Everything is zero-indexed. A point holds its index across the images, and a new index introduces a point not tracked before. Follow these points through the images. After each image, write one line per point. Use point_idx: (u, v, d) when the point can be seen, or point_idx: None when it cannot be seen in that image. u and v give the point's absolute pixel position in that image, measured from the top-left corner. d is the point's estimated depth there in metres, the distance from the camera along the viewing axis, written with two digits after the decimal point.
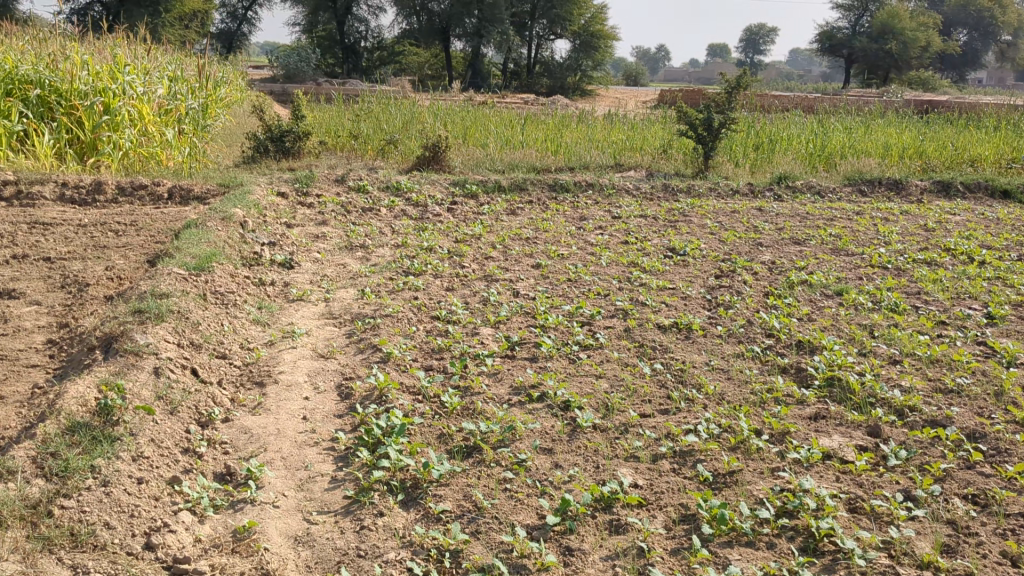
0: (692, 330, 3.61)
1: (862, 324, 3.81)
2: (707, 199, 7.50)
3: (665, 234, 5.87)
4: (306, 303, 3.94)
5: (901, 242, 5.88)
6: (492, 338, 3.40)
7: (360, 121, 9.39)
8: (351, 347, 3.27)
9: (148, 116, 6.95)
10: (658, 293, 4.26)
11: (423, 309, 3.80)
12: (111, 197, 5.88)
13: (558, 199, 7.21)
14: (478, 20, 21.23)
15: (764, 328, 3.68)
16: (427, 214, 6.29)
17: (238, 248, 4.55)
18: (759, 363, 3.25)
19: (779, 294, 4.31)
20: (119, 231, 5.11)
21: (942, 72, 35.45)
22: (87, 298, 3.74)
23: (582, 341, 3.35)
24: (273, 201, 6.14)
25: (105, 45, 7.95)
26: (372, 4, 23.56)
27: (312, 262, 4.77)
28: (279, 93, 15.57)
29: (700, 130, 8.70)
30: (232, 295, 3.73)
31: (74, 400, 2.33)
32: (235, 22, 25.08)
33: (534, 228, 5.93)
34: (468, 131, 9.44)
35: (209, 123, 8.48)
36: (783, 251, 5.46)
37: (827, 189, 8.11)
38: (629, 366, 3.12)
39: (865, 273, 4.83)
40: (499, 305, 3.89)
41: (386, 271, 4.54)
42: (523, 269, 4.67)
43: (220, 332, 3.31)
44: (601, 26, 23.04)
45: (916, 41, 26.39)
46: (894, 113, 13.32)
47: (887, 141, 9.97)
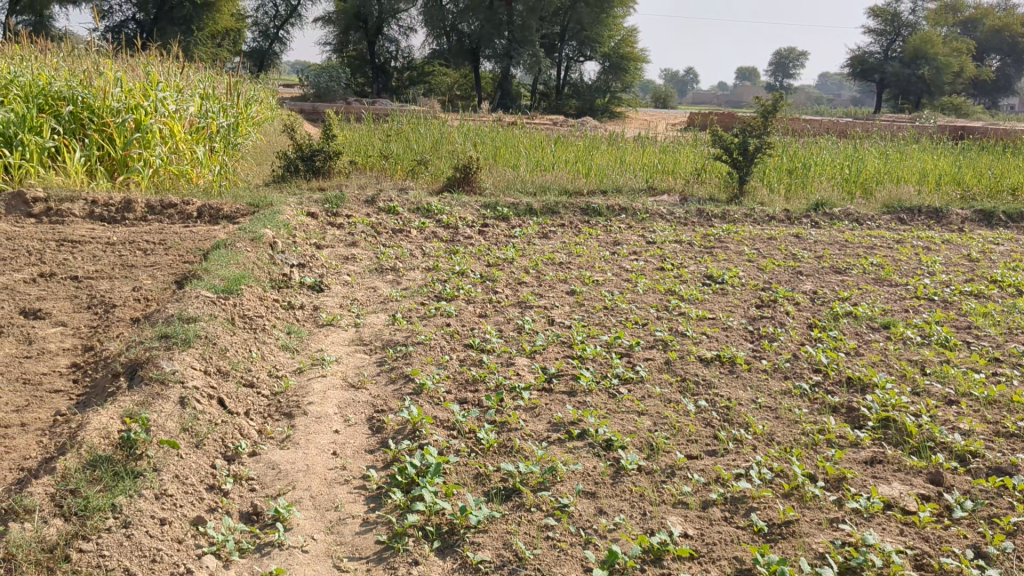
0: (735, 364, 3.47)
1: (913, 360, 3.65)
2: (742, 225, 7.35)
3: (702, 261, 5.74)
4: (335, 328, 3.84)
5: (945, 272, 5.71)
6: (528, 369, 3.27)
7: (390, 141, 9.34)
8: (382, 376, 3.16)
9: (179, 134, 6.93)
10: (698, 323, 4.13)
11: (455, 337, 3.69)
12: (140, 215, 5.83)
13: (590, 222, 7.10)
14: (508, 42, 21.22)
15: (810, 364, 3.53)
16: (459, 237, 6.20)
17: (267, 270, 4.47)
18: (808, 402, 3.10)
19: (823, 327, 4.16)
20: (148, 250, 5.06)
21: (974, 98, 35.15)
22: (114, 320, 3.67)
23: (622, 374, 3.22)
24: (302, 221, 6.08)
25: (138, 62, 7.98)
26: (403, 24, 23.69)
27: (341, 284, 4.68)
28: (309, 112, 15.63)
29: (735, 154, 8.55)
30: (261, 320, 3.64)
31: (96, 432, 2.24)
32: (268, 41, 25.34)
33: (567, 253, 5.81)
34: (499, 152, 9.36)
35: (240, 141, 8.47)
36: (823, 280, 5.30)
37: (865, 216, 7.94)
38: (672, 402, 2.99)
39: (912, 304, 4.66)
40: (534, 334, 3.77)
41: (417, 295, 4.43)
42: (557, 295, 4.55)
43: (248, 358, 3.21)
44: (631, 48, 22.99)
45: (949, 66, 26.18)
46: (929, 139, 13.11)
47: (924, 169, 9.77)
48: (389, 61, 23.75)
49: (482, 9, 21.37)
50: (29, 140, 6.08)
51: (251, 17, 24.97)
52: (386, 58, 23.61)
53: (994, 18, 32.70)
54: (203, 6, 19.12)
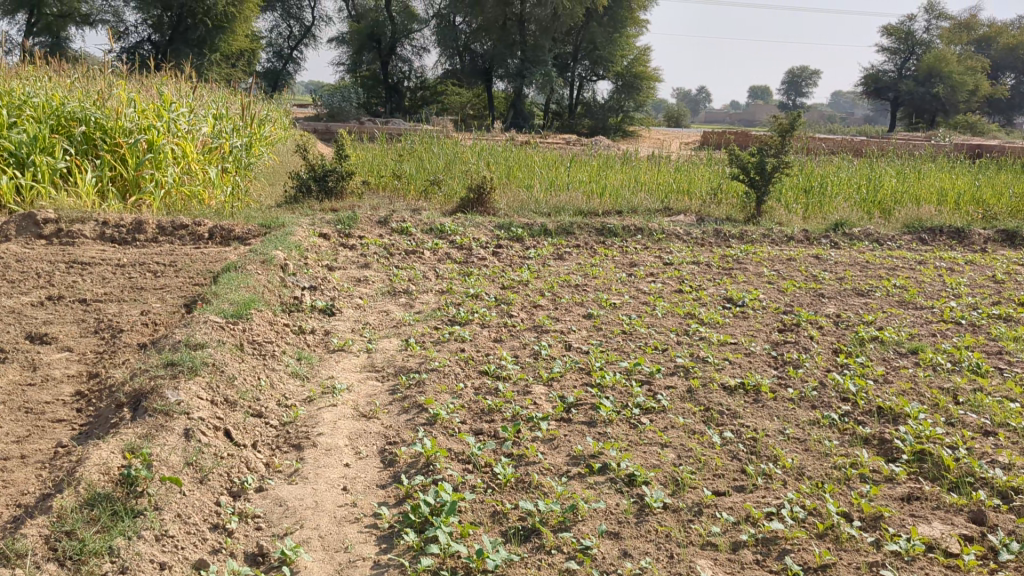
0: (760, 393, 3.35)
1: (944, 388, 3.52)
2: (761, 246, 7.23)
3: (721, 283, 5.62)
4: (347, 354, 3.74)
5: (970, 295, 5.57)
6: (545, 398, 3.16)
7: (403, 160, 9.27)
8: (395, 405, 3.05)
9: (191, 154, 6.87)
10: (719, 349, 4.01)
11: (470, 363, 3.58)
12: (151, 236, 5.76)
13: (606, 243, 6.99)
14: (521, 61, 21.14)
15: (838, 392, 3.40)
16: (472, 258, 6.10)
17: (278, 293, 4.38)
18: (837, 433, 2.97)
19: (849, 352, 4.03)
20: (158, 272, 4.98)
21: (989, 115, 34.93)
22: (121, 346, 3.58)
23: (643, 404, 3.10)
24: (314, 242, 6.00)
25: (151, 83, 7.95)
26: (416, 44, 23.75)
27: (353, 308, 4.58)
28: (322, 131, 15.63)
29: (753, 174, 8.44)
30: (271, 345, 3.55)
31: (96, 468, 2.15)
32: (282, 62, 25.47)
33: (582, 275, 5.70)
34: (512, 172, 9.28)
35: (253, 161, 8.42)
36: (846, 303, 5.17)
37: (885, 236, 7.80)
38: (696, 434, 2.87)
39: (939, 328, 4.52)
40: (551, 361, 3.65)
41: (431, 319, 4.33)
42: (574, 319, 4.43)
43: (257, 387, 3.11)
44: (644, 67, 22.86)
45: (964, 84, 26.03)
46: (946, 158, 12.96)
47: (943, 189, 9.63)
48: (402, 81, 23.79)
49: (495, 29, 21.34)
50: (40, 161, 6.02)
51: (265, 39, 25.13)
52: (399, 78, 23.65)
53: (1007, 36, 32.54)
54: (217, 28, 19.20)
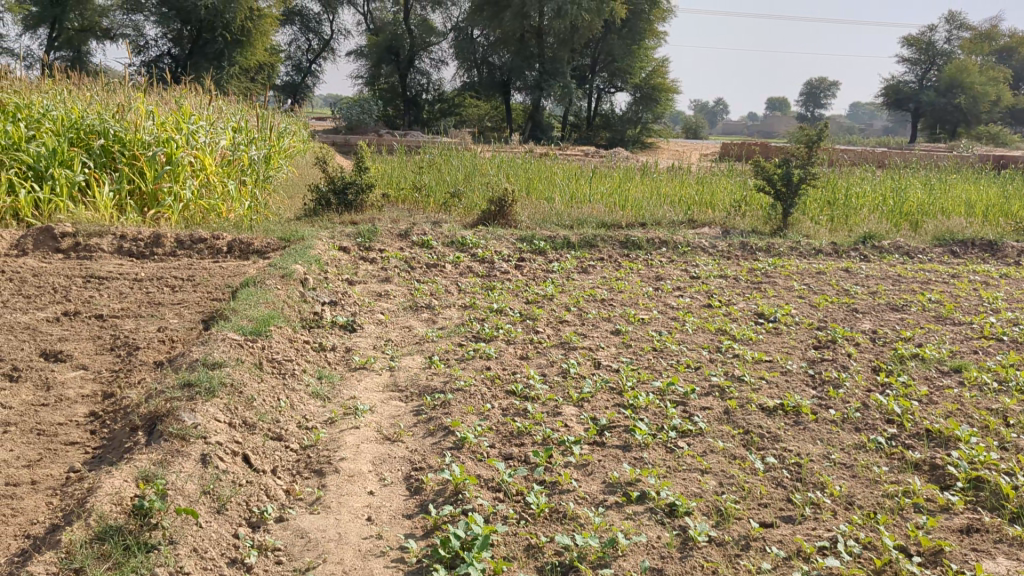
0: (801, 414, 3.20)
1: (992, 409, 3.36)
2: (788, 259, 7.07)
3: (751, 298, 5.47)
4: (369, 372, 3.62)
5: (1009, 309, 5.39)
6: (576, 420, 3.03)
7: (422, 173, 9.18)
8: (419, 428, 2.93)
9: (210, 167, 6.80)
10: (755, 367, 3.86)
11: (497, 382, 3.45)
12: (169, 249, 5.68)
13: (630, 256, 6.85)
14: (539, 74, 21.03)
15: (882, 414, 3.24)
16: (495, 272, 5.98)
17: (298, 309, 4.28)
18: (886, 458, 2.82)
19: (889, 370, 3.87)
20: (176, 287, 4.89)
21: (1011, 125, 34.59)
22: (137, 364, 3.47)
23: (679, 427, 2.97)
24: (334, 256, 5.90)
25: (170, 96, 7.91)
26: (434, 57, 23.77)
27: (375, 324, 4.46)
28: (341, 144, 15.58)
29: (779, 186, 8.28)
30: (291, 364, 3.43)
31: (108, 498, 2.04)
32: (300, 75, 25.54)
33: (608, 289, 5.56)
34: (532, 184, 9.16)
35: (272, 174, 8.34)
36: (882, 318, 5.00)
37: (915, 249, 7.63)
38: (737, 459, 2.73)
39: (980, 345, 4.36)
40: (580, 380, 3.52)
41: (454, 335, 4.20)
42: (602, 335, 4.30)
43: (277, 409, 2.99)
44: (662, 79, 22.73)
45: (986, 95, 25.73)
46: (972, 169, 12.74)
47: (971, 201, 9.43)
48: (420, 94, 23.79)
49: (513, 42, 21.25)
50: (58, 174, 5.96)
51: (284, 52, 25.19)
52: (418, 91, 23.67)
53: None
54: (236, 42, 19.24)
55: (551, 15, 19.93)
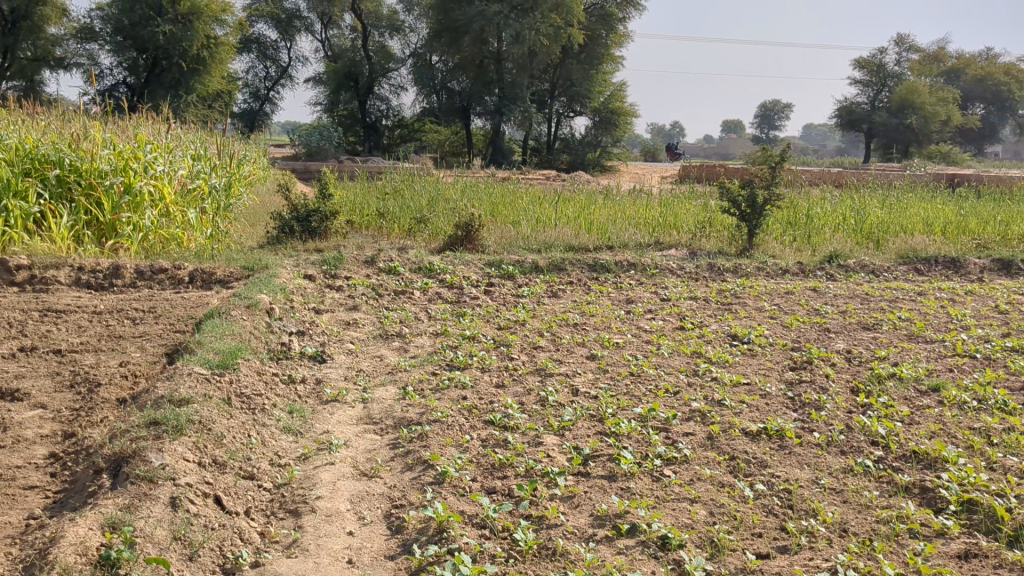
0: (786, 438, 3.14)
1: (974, 428, 3.33)
2: (756, 279, 7.07)
3: (723, 319, 5.43)
4: (341, 405, 3.51)
5: (978, 326, 5.41)
6: (558, 450, 2.95)
7: (386, 199, 9.08)
8: (397, 462, 2.83)
9: (170, 197, 6.66)
10: (734, 390, 3.81)
11: (474, 412, 3.35)
12: (128, 281, 5.53)
13: (599, 279, 6.81)
14: (499, 98, 21.12)
15: (866, 436, 3.20)
16: (465, 298, 5.89)
17: (264, 340, 4.16)
18: (875, 482, 2.77)
19: (868, 391, 3.84)
20: (137, 319, 4.75)
21: (961, 144, 35.31)
22: (98, 402, 3.33)
23: (664, 454, 2.90)
24: (299, 284, 5.78)
25: (128, 125, 7.75)
26: (393, 83, 23.75)
27: (345, 354, 4.34)
28: (301, 171, 15.42)
29: (744, 207, 8.30)
30: (260, 398, 3.32)
31: (73, 549, 1.96)
32: (258, 102, 25.38)
33: (580, 313, 5.50)
34: (497, 208, 9.10)
35: (232, 202, 8.20)
36: (855, 337, 4.99)
37: (881, 267, 7.67)
38: (726, 487, 2.67)
39: (955, 363, 4.35)
40: (559, 408, 3.43)
41: (427, 364, 4.11)
42: (578, 361, 4.22)
43: (248, 446, 2.88)
44: (621, 103, 22.89)
45: (936, 115, 26.24)
46: (927, 188, 12.92)
47: (930, 219, 9.54)
48: (380, 120, 23.73)
49: (472, 67, 21.26)
50: (13, 205, 5.78)
51: (242, 79, 25.01)
52: (377, 117, 23.65)
53: (976, 67, 33.02)
54: (192, 70, 19.05)
55: (508, 41, 19.83)
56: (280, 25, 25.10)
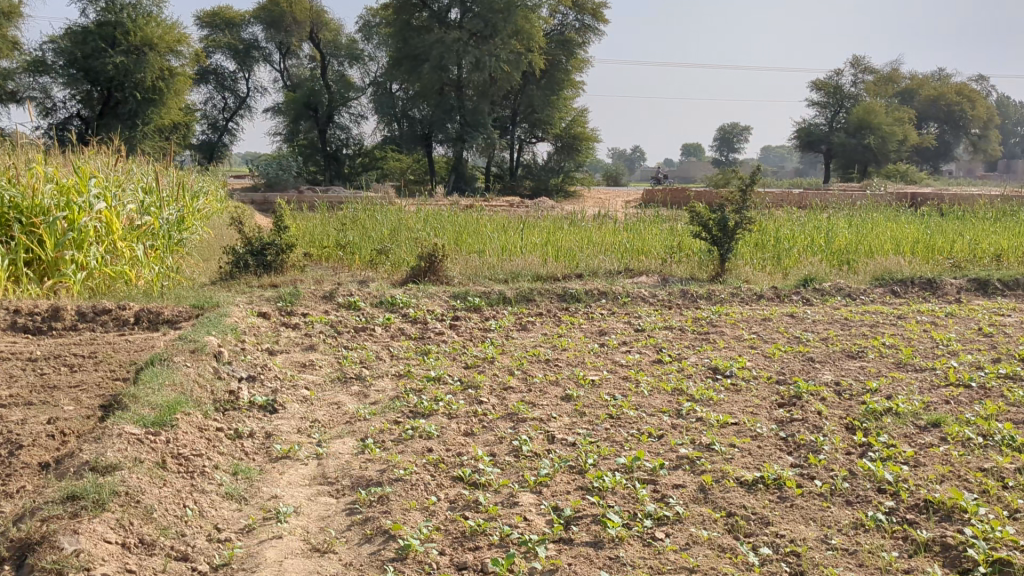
0: (785, 488, 2.85)
1: (985, 469, 3.05)
2: (732, 306, 6.82)
3: (702, 350, 5.15)
4: (292, 462, 3.17)
5: (966, 351, 5.18)
6: (536, 511, 2.64)
7: (345, 229, 8.75)
8: (354, 533, 2.51)
9: (116, 232, 6.28)
10: (723, 432, 3.52)
11: (441, 467, 3.02)
12: (69, 323, 5.15)
13: (570, 309, 6.52)
14: (461, 125, 20.69)
15: (873, 483, 2.91)
16: (428, 333, 5.56)
17: (209, 389, 3.80)
18: (890, 539, 2.48)
19: (865, 429, 3.57)
20: (75, 366, 4.35)
21: (918, 164, 35.67)
22: (18, 466, 2.92)
23: (654, 513, 2.60)
24: (252, 323, 5.43)
25: (73, 159, 7.34)
26: (353, 112, 23.49)
27: (299, 402, 3.99)
28: (259, 202, 15.03)
29: (715, 231, 8.03)
30: (200, 460, 2.99)
31: None
32: (217, 133, 24.93)
33: (551, 347, 5.20)
34: (461, 237, 8.80)
35: (185, 237, 7.82)
36: (841, 367, 4.73)
37: (857, 290, 7.46)
38: (727, 552, 2.39)
39: (952, 393, 4.10)
40: (535, 459, 3.12)
41: (389, 411, 3.76)
42: (552, 403, 3.90)
43: (183, 519, 2.54)
44: (582, 127, 22.77)
45: (893, 135, 26.39)
46: (893, 208, 12.82)
47: (899, 239, 9.37)
48: (340, 148, 23.44)
49: (432, 94, 20.83)
50: None
51: (199, 111, 24.56)
52: (337, 146, 23.36)
53: (928, 87, 33.47)
54: (149, 100, 18.44)
55: (470, 68, 19.88)
56: (238, 56, 24.74)
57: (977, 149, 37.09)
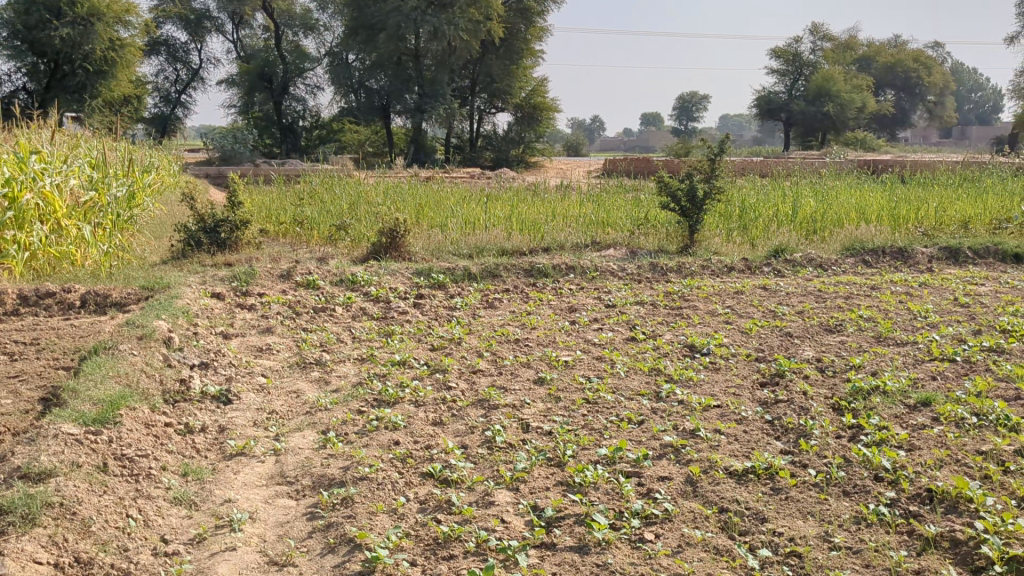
0: (778, 478, 2.67)
1: (983, 452, 2.88)
2: (703, 279, 6.65)
3: (676, 327, 4.97)
4: (248, 460, 2.93)
5: (946, 323, 5.04)
6: (513, 512, 2.44)
7: (302, 204, 8.44)
8: (315, 542, 2.30)
9: (62, 210, 5.93)
10: (707, 416, 3.33)
11: (409, 463, 2.81)
12: (10, 308, 4.84)
13: (537, 285, 6.31)
14: (419, 96, 20.17)
15: (869, 470, 2.74)
16: (392, 313, 5.32)
17: (158, 378, 3.55)
18: (894, 534, 2.32)
19: (853, 410, 3.41)
20: (15, 354, 4.05)
21: (876, 132, 35.79)
22: None
23: (642, 511, 2.41)
24: (205, 306, 5.14)
25: (11, 134, 6.90)
26: (309, 83, 22.96)
27: (255, 392, 3.74)
28: (214, 176, 14.58)
29: (684, 202, 7.84)
30: (146, 460, 2.74)
31: None
32: (169, 106, 24.29)
33: (520, 326, 4.98)
34: (422, 210, 8.53)
35: (135, 213, 7.48)
36: (821, 343, 4.57)
37: (829, 260, 7.33)
38: (723, 555, 2.21)
39: (939, 369, 3.95)
40: (510, 452, 2.91)
41: (353, 400, 3.53)
42: (524, 387, 3.69)
43: (125, 530, 2.30)
44: (542, 97, 22.43)
45: (852, 102, 26.35)
46: (857, 175, 12.71)
47: (866, 207, 9.25)
48: (296, 121, 22.95)
49: (389, 64, 20.37)
50: None
51: (151, 83, 23.89)
52: (293, 118, 22.86)
53: (886, 55, 33.51)
54: (97, 73, 17.94)
55: (427, 37, 19.47)
56: (189, 26, 24.04)
57: (933, 116, 37.30)
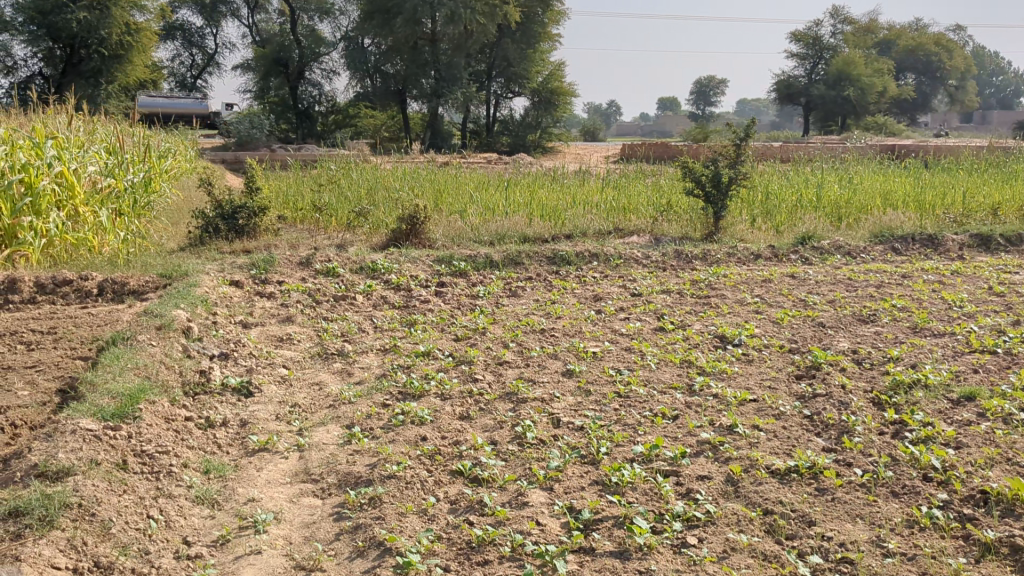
0: (823, 478, 2.56)
1: None
2: (729, 267, 6.51)
3: (705, 316, 4.85)
4: (270, 456, 2.84)
5: (983, 314, 4.89)
6: (548, 513, 2.34)
7: (321, 190, 8.34)
8: (343, 545, 2.21)
9: (79, 195, 5.85)
10: (744, 411, 3.21)
11: (437, 460, 2.71)
12: (27, 296, 4.77)
13: (559, 273, 6.19)
14: (435, 81, 20.05)
15: (918, 470, 2.61)
16: (414, 302, 5.22)
17: (178, 370, 3.46)
18: (949, 539, 2.21)
19: (895, 405, 3.28)
20: (32, 344, 3.97)
21: (896, 117, 35.33)
22: None
23: (683, 514, 2.31)
24: (224, 294, 5.06)
25: (27, 119, 6.82)
26: (325, 68, 22.84)
27: (276, 384, 3.65)
28: (230, 162, 14.49)
29: (708, 188, 7.69)
30: (166, 457, 2.66)
31: None
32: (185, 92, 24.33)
33: (544, 316, 4.87)
34: (441, 196, 8.42)
35: (152, 200, 7.40)
36: (855, 334, 4.44)
37: (857, 248, 7.17)
38: (771, 561, 2.11)
39: (980, 362, 3.81)
40: (542, 449, 2.80)
41: (376, 393, 3.44)
42: (553, 380, 3.58)
43: (144, 532, 2.22)
44: (559, 82, 22.21)
45: (872, 86, 25.98)
46: (882, 160, 12.48)
47: (893, 194, 9.06)
48: (313, 105, 22.85)
49: (405, 48, 20.21)
50: None
51: (167, 68, 23.90)
52: (309, 103, 22.75)
53: (907, 38, 33.04)
54: (114, 57, 17.89)
55: (443, 21, 19.30)
56: (205, 12, 24.12)
57: (954, 100, 36.78)
